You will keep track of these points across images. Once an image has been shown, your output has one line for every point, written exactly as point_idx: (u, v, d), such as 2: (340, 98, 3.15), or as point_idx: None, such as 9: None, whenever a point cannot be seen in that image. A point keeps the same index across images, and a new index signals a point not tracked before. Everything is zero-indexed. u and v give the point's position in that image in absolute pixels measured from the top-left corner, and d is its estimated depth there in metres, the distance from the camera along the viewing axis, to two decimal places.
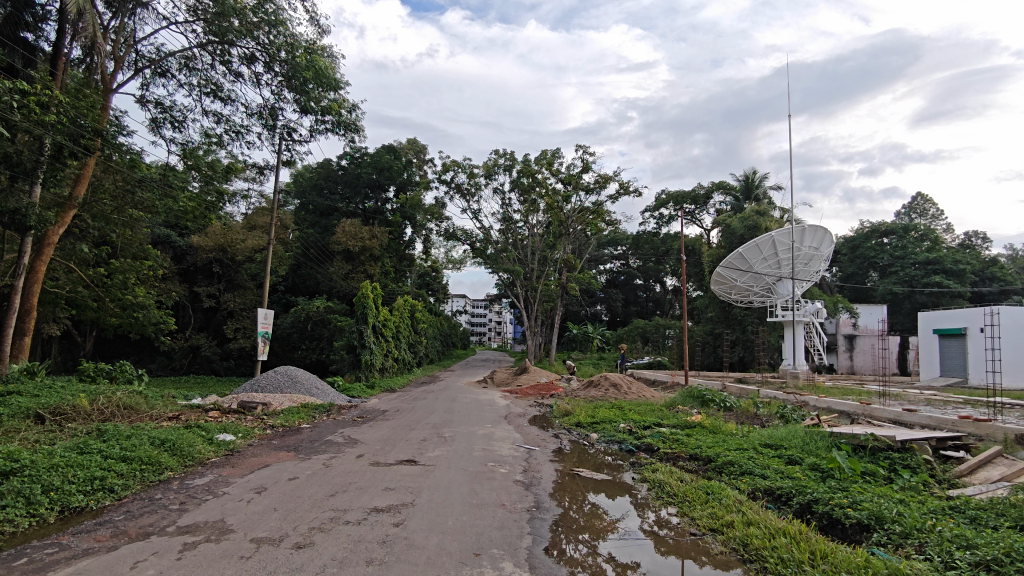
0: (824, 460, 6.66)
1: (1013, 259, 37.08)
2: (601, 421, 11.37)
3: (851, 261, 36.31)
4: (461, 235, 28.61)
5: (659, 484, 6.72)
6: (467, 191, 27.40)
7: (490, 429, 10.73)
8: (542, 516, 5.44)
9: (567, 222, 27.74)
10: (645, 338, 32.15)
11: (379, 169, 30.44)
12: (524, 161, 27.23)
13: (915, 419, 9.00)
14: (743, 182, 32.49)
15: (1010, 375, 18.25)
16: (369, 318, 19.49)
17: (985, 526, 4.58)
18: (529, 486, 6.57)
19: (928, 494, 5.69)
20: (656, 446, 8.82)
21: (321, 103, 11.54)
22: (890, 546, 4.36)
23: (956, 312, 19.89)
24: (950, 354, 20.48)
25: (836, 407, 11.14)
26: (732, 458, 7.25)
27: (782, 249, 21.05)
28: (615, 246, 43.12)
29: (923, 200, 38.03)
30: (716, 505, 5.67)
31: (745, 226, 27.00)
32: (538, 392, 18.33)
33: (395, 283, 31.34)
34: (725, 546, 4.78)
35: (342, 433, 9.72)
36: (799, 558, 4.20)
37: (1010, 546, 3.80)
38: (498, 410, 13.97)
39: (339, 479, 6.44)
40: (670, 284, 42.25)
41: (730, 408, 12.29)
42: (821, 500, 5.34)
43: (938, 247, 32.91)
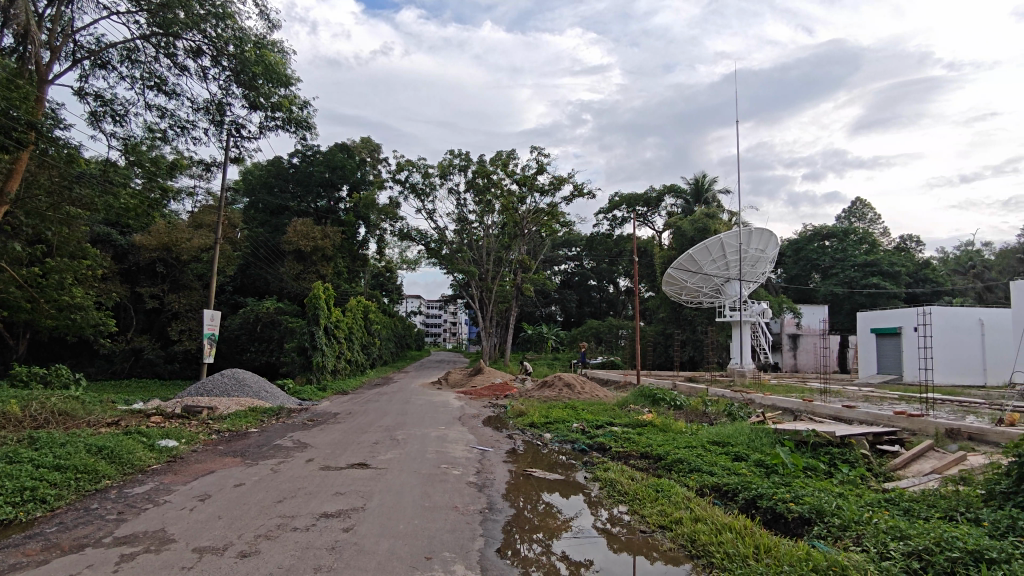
0: (768, 457, 6.89)
1: (943, 261, 39.09)
2: (555, 421, 11.44)
3: (795, 263, 37.59)
4: (416, 235, 28.40)
5: (610, 483, 6.79)
6: (422, 191, 27.23)
7: (444, 430, 10.68)
8: (494, 518, 5.44)
9: (522, 222, 27.94)
10: (598, 338, 32.55)
11: (331, 168, 30.01)
12: (479, 161, 27.25)
13: (854, 415, 9.37)
14: (694, 184, 33.27)
15: (942, 372, 19.18)
16: (321, 319, 19.14)
17: (918, 517, 4.79)
18: (482, 487, 6.55)
19: (865, 487, 5.94)
20: (609, 445, 8.93)
21: (271, 99, 11.28)
22: (829, 539, 4.53)
23: (892, 312, 20.81)
24: (886, 353, 21.40)
25: (780, 405, 11.50)
26: (681, 456, 7.39)
27: (730, 251, 21.63)
28: (570, 247, 43.54)
29: (861, 204, 39.72)
30: (666, 502, 5.77)
31: (695, 227, 27.66)
32: (493, 392, 18.33)
33: (347, 284, 30.88)
34: (675, 542, 4.87)
35: (291, 437, 9.50)
36: (744, 553, 4.31)
37: (939, 536, 4.00)
38: (453, 411, 13.90)
39: (287, 484, 6.29)
40: (623, 285, 42.90)
41: (680, 407, 12.56)
42: (765, 495, 5.51)
43: (875, 250, 34.43)
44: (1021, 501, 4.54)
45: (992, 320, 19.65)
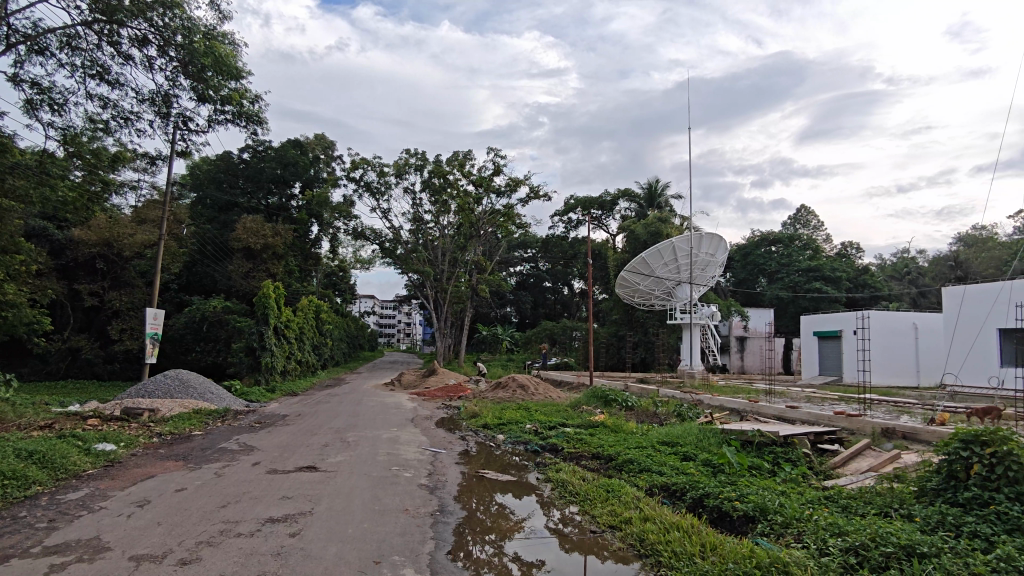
0: (716, 456, 7.06)
1: (881, 267, 40.85)
2: (508, 422, 11.47)
3: (743, 268, 38.65)
4: (370, 234, 28.03)
5: (562, 483, 6.85)
6: (376, 190, 26.92)
7: (396, 432, 10.55)
8: (446, 520, 5.41)
9: (477, 223, 27.97)
10: (552, 339, 32.75)
11: (283, 165, 29.46)
12: (435, 161, 27.12)
13: (796, 415, 9.70)
14: (647, 189, 33.88)
15: (879, 373, 19.98)
16: (271, 318, 18.69)
17: (855, 514, 4.98)
18: (434, 489, 6.51)
19: (806, 485, 6.15)
20: (561, 446, 9.00)
21: (221, 92, 10.95)
22: (772, 536, 4.68)
23: (834, 315, 21.60)
24: (828, 355, 22.20)
25: (726, 405, 11.83)
26: (631, 456, 7.51)
27: (681, 255, 22.07)
28: (525, 248, 43.72)
29: (805, 212, 41.15)
30: (616, 502, 5.84)
31: (648, 231, 28.15)
32: (446, 394, 18.24)
33: (299, 283, 30.24)
34: (624, 542, 4.94)
35: (237, 440, 9.24)
36: (691, 551, 4.39)
37: (874, 532, 4.15)
38: (405, 413, 13.76)
39: (231, 489, 6.10)
40: (578, 287, 43.32)
41: (631, 407, 12.75)
42: (711, 494, 5.64)
43: (818, 255, 35.74)
44: (949, 498, 4.78)
45: (925, 324, 20.66)
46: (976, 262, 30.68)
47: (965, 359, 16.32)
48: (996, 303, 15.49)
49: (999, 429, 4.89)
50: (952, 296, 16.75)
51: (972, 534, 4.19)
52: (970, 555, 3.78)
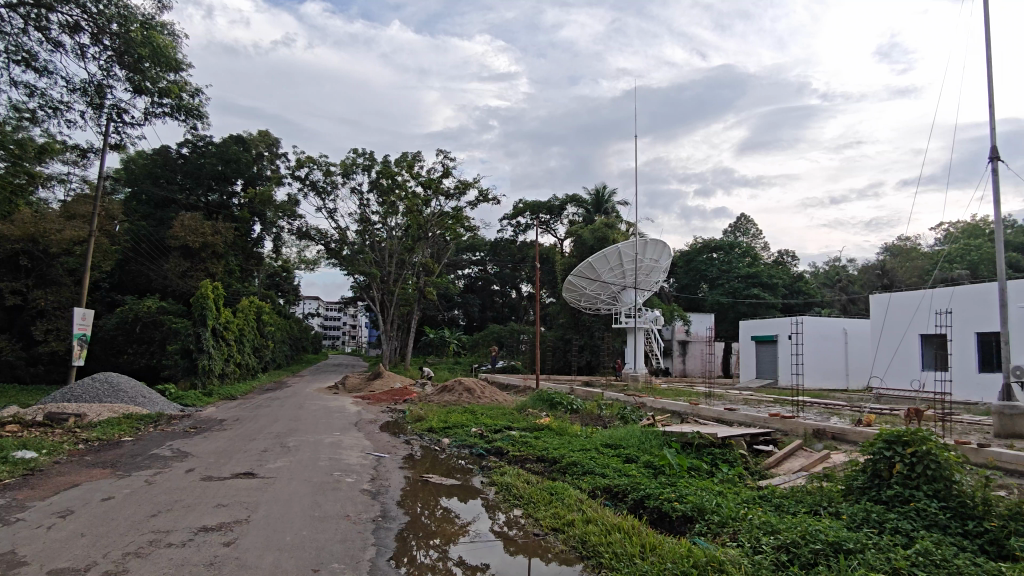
0: (657, 458, 7.22)
1: (815, 275, 42.64)
2: (454, 425, 11.40)
3: (685, 273, 39.64)
4: (315, 234, 27.41)
5: (506, 486, 6.86)
6: (322, 190, 26.38)
7: (339, 437, 10.36)
8: (388, 526, 5.33)
9: (426, 225, 27.82)
10: (500, 342, 32.78)
11: (224, 161, 28.55)
12: (383, 162, 26.81)
13: (734, 417, 9.97)
14: (594, 195, 34.37)
15: (811, 376, 20.82)
16: (209, 320, 18.04)
17: (787, 512, 5.16)
18: (377, 495, 6.40)
19: (742, 485, 6.35)
20: (506, 449, 9.01)
21: (159, 84, 10.55)
22: (709, 535, 4.81)
23: (770, 321, 22.40)
24: (764, 359, 23.00)
25: (667, 408, 12.11)
26: (575, 458, 7.59)
27: (627, 260, 22.47)
28: (474, 251, 43.59)
29: (745, 220, 42.58)
30: (559, 505, 5.90)
31: (595, 237, 28.55)
32: (391, 398, 17.99)
33: (239, 284, 29.32)
34: (566, 544, 4.97)
35: (170, 446, 8.87)
36: (631, 552, 4.46)
37: (804, 530, 4.32)
38: (349, 417, 13.51)
39: (163, 497, 5.86)
40: (525, 291, 43.49)
41: (576, 410, 12.90)
42: (653, 495, 5.76)
43: (756, 263, 37.03)
44: (874, 495, 5.01)
45: (854, 330, 21.66)
46: (901, 272, 32.38)
47: (890, 363, 17.20)
48: (918, 310, 16.38)
49: (919, 429, 5.16)
50: (878, 303, 17.64)
51: (895, 530, 4.41)
52: (891, 550, 3.98)
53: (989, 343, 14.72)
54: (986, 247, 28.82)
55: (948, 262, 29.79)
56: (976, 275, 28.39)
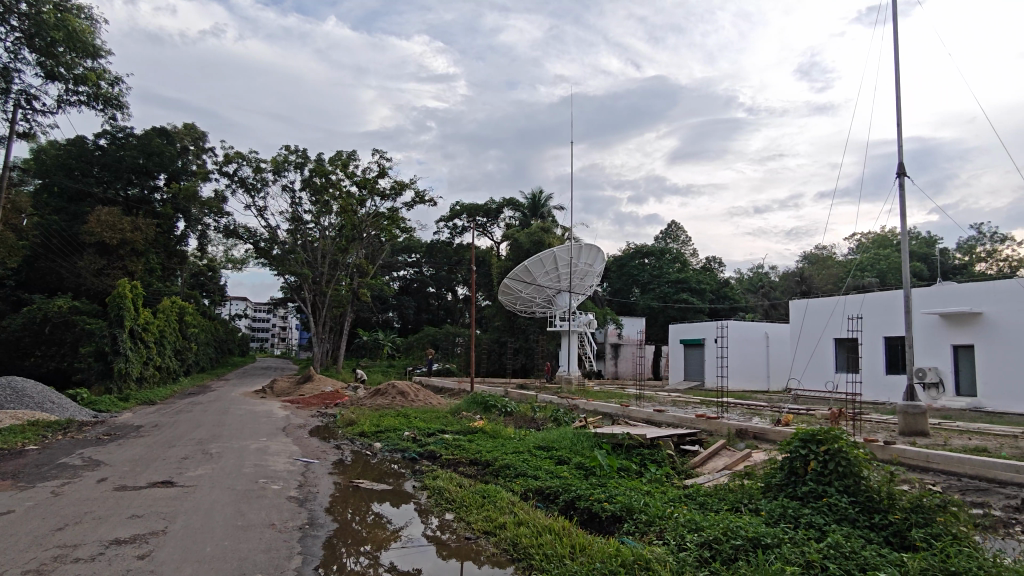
0: (588, 460, 7.33)
1: (740, 280, 44.48)
2: (386, 429, 11.24)
3: (618, 278, 40.48)
4: (243, 233, 26.43)
5: (438, 490, 6.80)
6: (251, 186, 25.48)
7: (265, 442, 10.00)
8: (315, 533, 5.18)
9: (360, 226, 27.34)
10: (435, 345, 32.55)
11: (146, 154, 27.13)
12: (317, 160, 26.19)
13: (663, 418, 10.24)
14: (531, 200, 34.64)
15: (735, 378, 21.66)
16: (126, 321, 17.12)
17: (710, 510, 5.35)
18: (304, 502, 6.22)
19: (669, 484, 6.54)
20: (439, 453, 8.95)
21: (73, 70, 10.05)
22: (636, 534, 4.92)
23: (698, 324, 23.16)
24: (692, 361, 23.75)
25: (600, 410, 12.32)
26: (508, 461, 7.61)
27: (562, 264, 22.79)
28: (409, 253, 43.09)
29: (675, 227, 43.94)
30: (491, 508, 5.88)
31: (531, 240, 28.80)
32: (321, 401, 17.56)
33: (160, 283, 27.95)
34: (498, 547, 4.97)
35: (81, 454, 8.34)
36: (560, 553, 4.50)
37: (726, 527, 4.48)
38: (276, 422, 13.08)
39: (71, 509, 5.50)
40: (461, 293, 43.32)
41: (510, 413, 12.96)
42: (582, 496, 5.85)
43: (685, 268, 38.27)
44: (790, 492, 5.26)
45: (774, 334, 22.69)
46: (818, 279, 34.21)
47: (807, 365, 18.09)
48: (833, 315, 17.33)
49: (832, 428, 5.45)
50: (797, 308, 18.56)
51: (809, 524, 4.63)
52: (805, 543, 4.19)
53: (896, 346, 15.71)
54: (893, 257, 30.84)
55: (860, 271, 31.72)
56: (884, 282, 30.32)
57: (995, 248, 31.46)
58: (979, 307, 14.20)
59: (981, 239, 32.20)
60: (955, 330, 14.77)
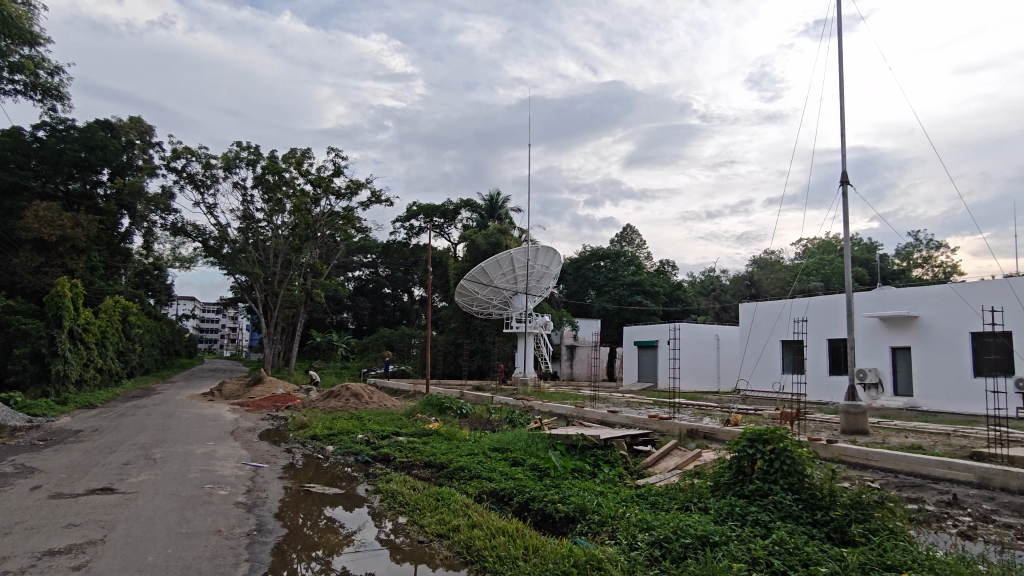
0: (542, 461, 7.35)
1: (692, 283, 45.44)
2: (339, 432, 11.06)
3: (574, 280, 40.82)
4: (191, 230, 25.62)
5: (392, 493, 6.72)
6: (201, 183, 24.74)
7: (213, 447, 9.71)
8: (264, 539, 5.06)
9: (314, 225, 26.86)
10: (390, 346, 32.17)
11: (89, 148, 26.07)
12: (269, 157, 25.62)
13: (617, 419, 10.38)
14: (488, 201, 34.66)
15: (687, 379, 22.10)
16: (65, 321, 16.40)
17: (661, 509, 5.45)
18: (253, 507, 6.07)
19: (622, 484, 6.62)
20: (393, 455, 8.85)
21: (9, 58, 10.44)
22: (589, 535, 4.96)
23: (651, 327, 23.54)
24: (645, 363, 24.12)
25: (555, 411, 12.39)
26: (463, 463, 7.59)
27: (518, 266, 22.86)
28: (364, 253, 42.51)
29: (630, 231, 44.60)
30: (445, 510, 5.85)
31: (488, 242, 28.80)
32: (272, 404, 17.17)
33: (103, 282, 26.85)
34: (451, 550, 4.94)
35: (14, 461, 7.95)
36: (514, 555, 4.50)
37: (676, 526, 4.57)
38: (224, 425, 12.71)
39: (1, 519, 5.22)
40: (417, 294, 42.97)
41: (465, 414, 12.93)
42: (536, 497, 5.87)
43: (640, 271, 38.88)
44: (737, 490, 5.39)
45: (725, 336, 23.26)
46: (767, 283, 35.23)
47: (755, 366, 18.61)
48: (780, 318, 17.87)
49: (777, 428, 5.62)
50: (746, 311, 19.07)
51: (755, 521, 4.75)
52: (752, 541, 4.30)
53: (839, 348, 16.30)
54: (837, 262, 32.00)
55: (806, 275, 32.80)
56: (828, 287, 31.43)
57: (930, 254, 33.00)
58: (916, 311, 14.85)
59: (918, 245, 33.72)
60: (893, 332, 15.41)
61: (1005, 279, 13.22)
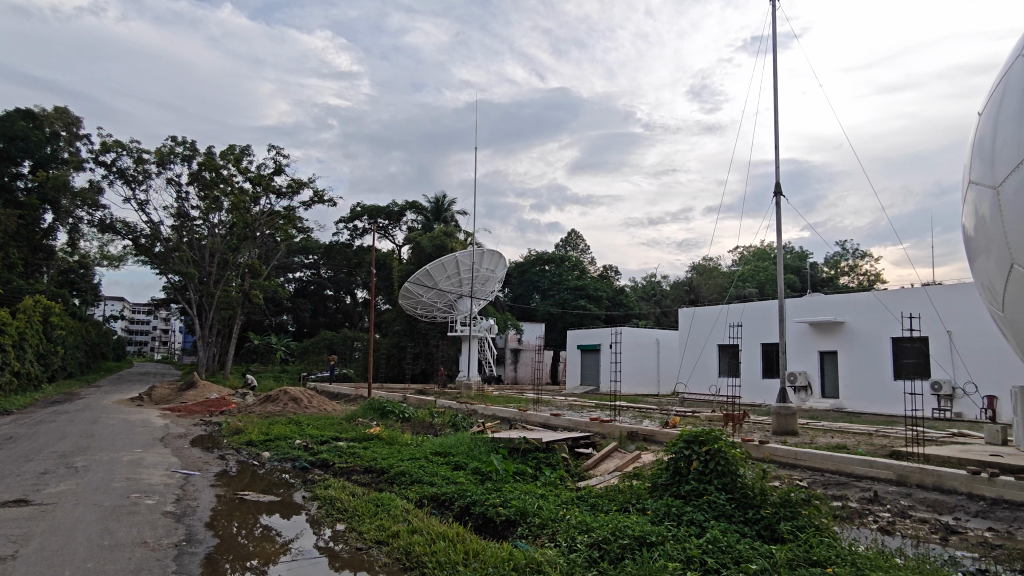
0: (484, 464, 7.33)
1: (634, 288, 46.37)
2: (276, 438, 10.74)
3: (519, 284, 40.97)
4: (120, 227, 24.44)
5: (330, 500, 6.56)
6: (132, 178, 23.65)
7: (140, 454, 9.25)
8: (194, 550, 4.85)
9: (253, 224, 26.16)
10: (331, 349, 31.49)
11: (8, 138, 24.84)
12: (207, 153, 24.75)
13: (559, 422, 10.47)
14: (434, 204, 34.47)
15: (627, 382, 22.51)
16: None
17: (601, 511, 5.51)
18: (182, 517, 5.82)
19: (563, 487, 6.67)
20: (332, 461, 8.66)
21: None
22: (530, 538, 4.98)
23: (594, 330, 23.87)
24: (588, 366, 24.43)
25: (498, 415, 12.38)
26: (404, 467, 7.51)
27: (464, 269, 22.81)
28: (306, 254, 41.49)
29: (575, 236, 45.15)
30: (385, 516, 5.75)
31: (433, 244, 28.62)
32: (206, 409, 16.52)
33: (21, 280, 25.26)
34: (390, 557, 4.86)
35: None
36: (454, 560, 4.47)
37: (614, 527, 4.63)
38: (153, 432, 12.14)
39: None
40: (361, 296, 42.24)
41: (408, 418, 12.77)
42: (478, 501, 5.86)
43: (584, 276, 39.39)
44: (674, 490, 5.51)
45: (664, 340, 23.81)
46: (706, 289, 36.27)
47: (693, 369, 19.12)
48: (716, 323, 18.43)
49: (712, 429, 5.79)
50: (685, 316, 19.58)
51: (690, 521, 4.87)
52: (686, 540, 4.41)
53: (772, 352, 16.94)
54: (770, 269, 33.26)
55: (742, 282, 33.98)
56: (762, 293, 32.66)
57: (856, 264, 34.74)
58: (841, 317, 15.59)
59: (845, 255, 35.44)
60: (821, 337, 16.13)
61: (922, 288, 14.04)
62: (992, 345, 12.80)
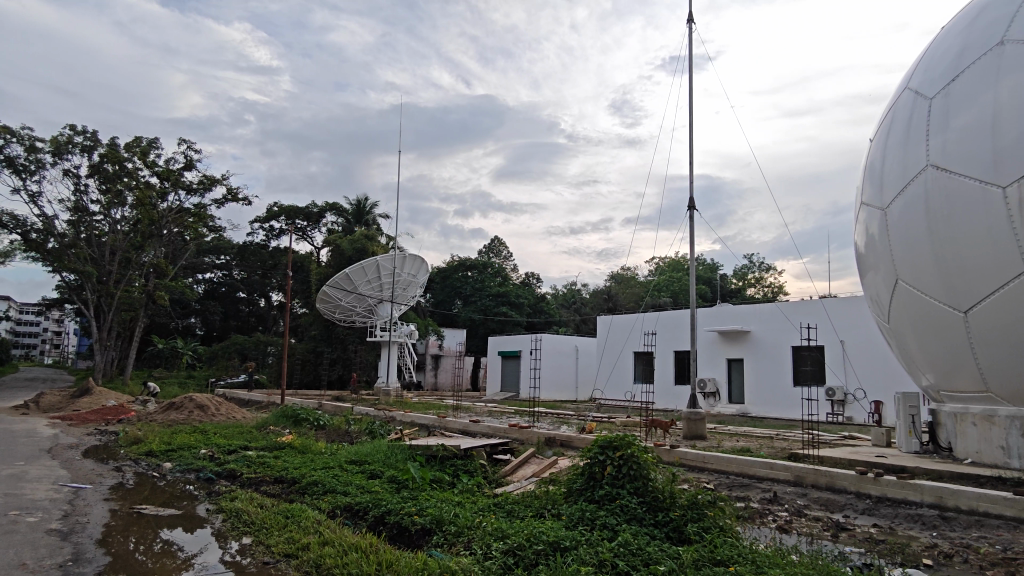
0: (401, 473, 7.22)
1: (555, 295, 47.14)
2: (179, 448, 10.15)
3: (441, 289, 40.72)
4: (7, 221, 22.48)
5: (236, 512, 6.25)
6: (22, 167, 21.81)
7: (23, 468, 8.48)
8: (81, 571, 4.50)
9: (160, 221, 24.72)
10: (242, 354, 30.14)
11: None
12: (110, 144, 23.23)
13: (478, 429, 10.46)
14: (355, 206, 33.75)
15: (546, 388, 22.76)
16: None
17: (516, 517, 5.54)
18: (69, 535, 5.39)
19: (479, 494, 6.66)
20: (240, 471, 8.26)
21: None
22: (445, 546, 4.93)
23: (515, 337, 24.04)
24: (507, 372, 24.54)
25: (416, 421, 12.23)
26: (316, 477, 7.27)
27: (385, 273, 22.45)
28: (217, 254, 39.59)
29: (497, 243, 45.40)
30: (295, 528, 5.55)
31: (354, 247, 28.03)
32: (101, 418, 15.38)
33: None
34: (299, 570, 4.69)
35: None
36: (367, 571, 4.36)
37: (530, 533, 4.67)
38: (40, 443, 11.19)
39: None
40: (275, 300, 40.72)
41: (322, 426, 12.40)
42: (393, 511, 5.76)
43: (506, 283, 39.64)
44: (589, 495, 5.61)
45: (583, 347, 24.26)
46: (623, 297, 37.30)
47: (609, 376, 19.57)
48: (633, 330, 18.97)
49: (625, 434, 5.95)
50: (603, 323, 20.02)
51: (603, 525, 4.97)
52: (599, 544, 4.50)
53: (683, 359, 17.60)
54: (683, 280, 34.66)
55: (658, 291, 35.23)
56: (676, 302, 33.98)
57: (761, 276, 36.80)
58: (747, 326, 16.44)
59: (751, 267, 37.50)
60: (729, 346, 16.93)
61: (819, 300, 15.02)
62: (880, 354, 13.85)
